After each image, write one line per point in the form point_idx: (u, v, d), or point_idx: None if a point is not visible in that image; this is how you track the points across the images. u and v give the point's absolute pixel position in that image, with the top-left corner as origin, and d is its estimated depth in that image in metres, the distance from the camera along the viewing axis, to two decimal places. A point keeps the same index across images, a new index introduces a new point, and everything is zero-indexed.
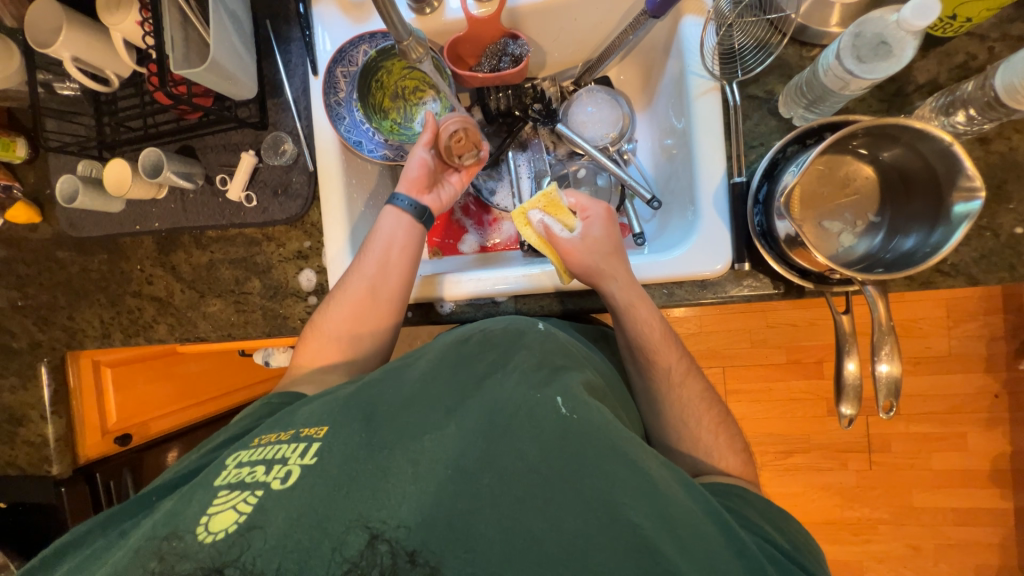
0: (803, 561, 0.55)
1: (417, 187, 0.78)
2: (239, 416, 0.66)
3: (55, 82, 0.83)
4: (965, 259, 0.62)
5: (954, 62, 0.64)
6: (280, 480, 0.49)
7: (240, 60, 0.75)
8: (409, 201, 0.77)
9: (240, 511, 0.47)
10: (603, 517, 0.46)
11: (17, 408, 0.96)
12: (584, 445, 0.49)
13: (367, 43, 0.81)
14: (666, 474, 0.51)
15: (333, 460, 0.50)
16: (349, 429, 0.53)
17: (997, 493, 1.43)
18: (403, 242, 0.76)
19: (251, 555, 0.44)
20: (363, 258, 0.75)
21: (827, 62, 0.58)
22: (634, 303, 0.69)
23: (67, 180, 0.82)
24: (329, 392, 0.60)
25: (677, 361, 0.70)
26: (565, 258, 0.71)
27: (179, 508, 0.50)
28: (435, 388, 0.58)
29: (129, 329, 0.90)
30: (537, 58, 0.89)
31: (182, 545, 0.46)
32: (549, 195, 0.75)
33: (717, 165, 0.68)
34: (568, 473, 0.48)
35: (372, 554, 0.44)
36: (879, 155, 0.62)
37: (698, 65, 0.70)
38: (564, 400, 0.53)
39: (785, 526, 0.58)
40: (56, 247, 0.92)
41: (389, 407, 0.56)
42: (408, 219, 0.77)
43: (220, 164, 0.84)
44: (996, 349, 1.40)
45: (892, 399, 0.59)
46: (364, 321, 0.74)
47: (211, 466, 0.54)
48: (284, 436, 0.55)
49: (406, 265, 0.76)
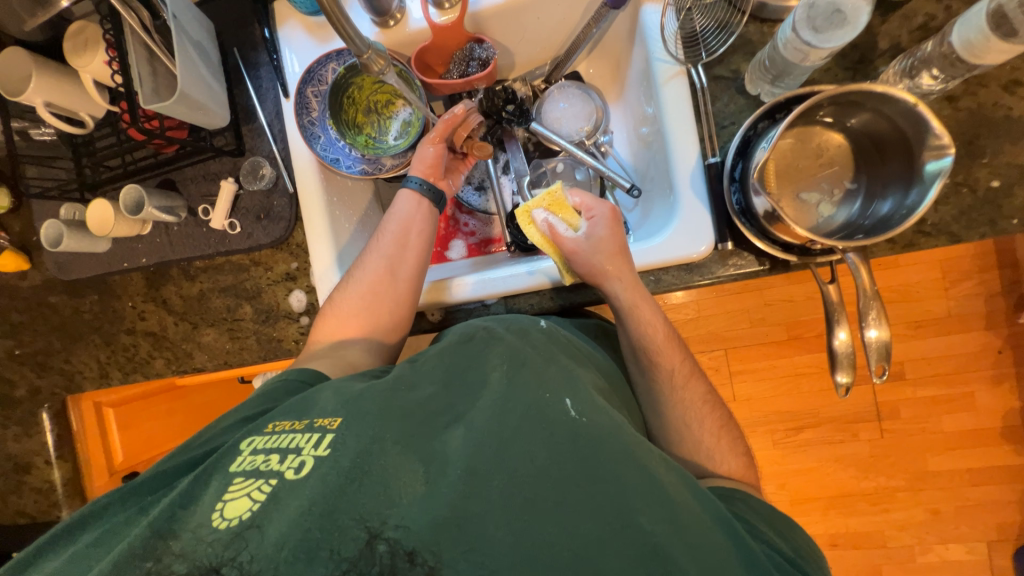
0: (806, 565, 0.55)
1: (429, 174, 0.81)
2: (256, 391, 0.65)
3: (31, 129, 0.84)
4: (945, 217, 0.62)
5: (914, 24, 0.64)
6: (293, 469, 0.50)
7: (210, 89, 0.76)
8: (424, 184, 0.79)
9: (254, 499, 0.48)
10: (615, 522, 0.46)
11: (22, 457, 0.96)
12: (595, 447, 0.50)
13: (335, 61, 0.81)
14: (675, 478, 0.52)
15: (345, 452, 0.50)
16: (364, 421, 0.53)
17: (1011, 450, 1.42)
18: (421, 225, 0.78)
19: (249, 555, 0.44)
20: (380, 241, 0.76)
21: (785, 36, 0.59)
22: (637, 304, 0.70)
23: (51, 224, 0.82)
24: (343, 384, 0.61)
25: (680, 363, 0.70)
26: (570, 257, 0.72)
27: (197, 491, 0.51)
28: (447, 395, 0.58)
29: (126, 367, 0.90)
30: (506, 60, 0.89)
31: (186, 538, 0.47)
32: (555, 194, 0.76)
33: (690, 147, 0.68)
34: (577, 476, 0.48)
35: (371, 553, 0.43)
36: (847, 123, 0.62)
37: (661, 51, 0.70)
38: (573, 403, 0.54)
39: (791, 535, 0.57)
40: (47, 292, 0.93)
41: (401, 405, 0.55)
42: (420, 196, 0.79)
43: (201, 194, 0.85)
44: (995, 306, 1.40)
45: (885, 363, 0.59)
46: (381, 299, 0.73)
47: (227, 449, 0.55)
48: (299, 425, 0.55)
49: (421, 255, 0.77)
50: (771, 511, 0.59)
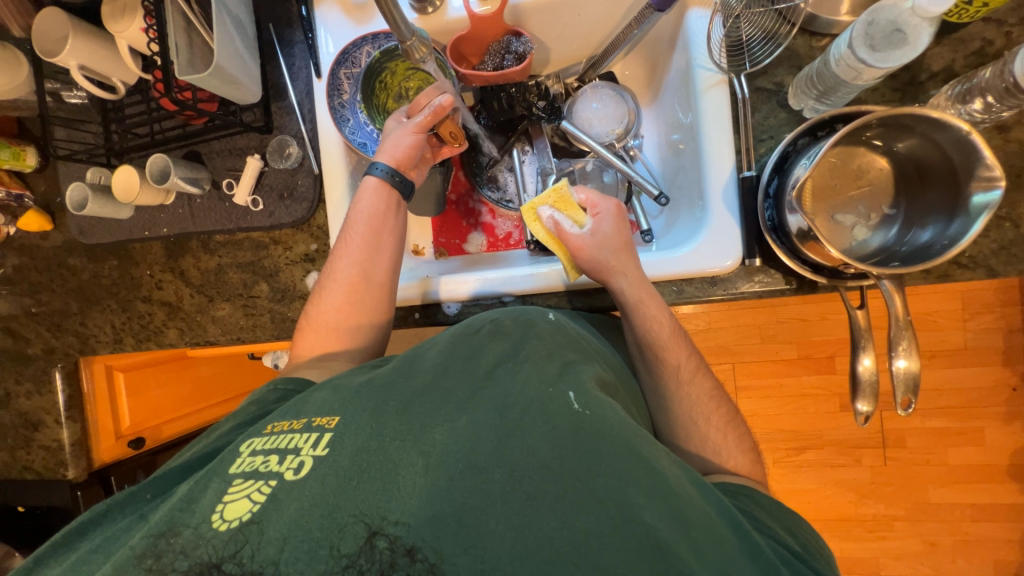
0: (816, 561, 0.53)
1: (398, 162, 0.76)
2: (251, 397, 0.65)
3: (62, 91, 0.85)
4: (984, 251, 0.61)
5: (970, 48, 0.62)
6: (292, 471, 0.48)
7: (244, 65, 0.75)
8: (386, 170, 0.75)
9: (254, 500, 0.47)
10: (616, 517, 0.43)
11: (33, 414, 0.97)
12: (598, 441, 0.47)
13: (371, 44, 0.80)
14: (679, 472, 0.49)
15: (344, 451, 0.49)
16: (360, 418, 0.51)
17: (1017, 488, 1.40)
18: (388, 220, 0.76)
19: (251, 549, 0.44)
20: (348, 243, 0.74)
21: (839, 52, 0.58)
22: (643, 300, 0.68)
23: (77, 187, 0.82)
24: (341, 380, 0.60)
25: (685, 358, 0.69)
26: (574, 253, 0.71)
27: (196, 492, 0.49)
28: (446, 380, 0.56)
29: (140, 334, 0.91)
30: (541, 55, 0.88)
31: (188, 535, 0.46)
32: (560, 190, 0.74)
33: (726, 159, 0.67)
34: (579, 471, 0.45)
35: (372, 550, 0.43)
36: (894, 146, 0.60)
37: (705, 58, 0.69)
38: (575, 396, 0.50)
39: (795, 526, 0.55)
40: (67, 254, 0.93)
41: (402, 394, 0.54)
42: (381, 184, 0.76)
43: (226, 169, 0.85)
44: (1013, 342, 1.37)
45: (912, 395, 0.57)
46: (359, 305, 0.73)
47: (226, 453, 0.53)
48: (296, 424, 0.54)
49: (390, 251, 0.75)
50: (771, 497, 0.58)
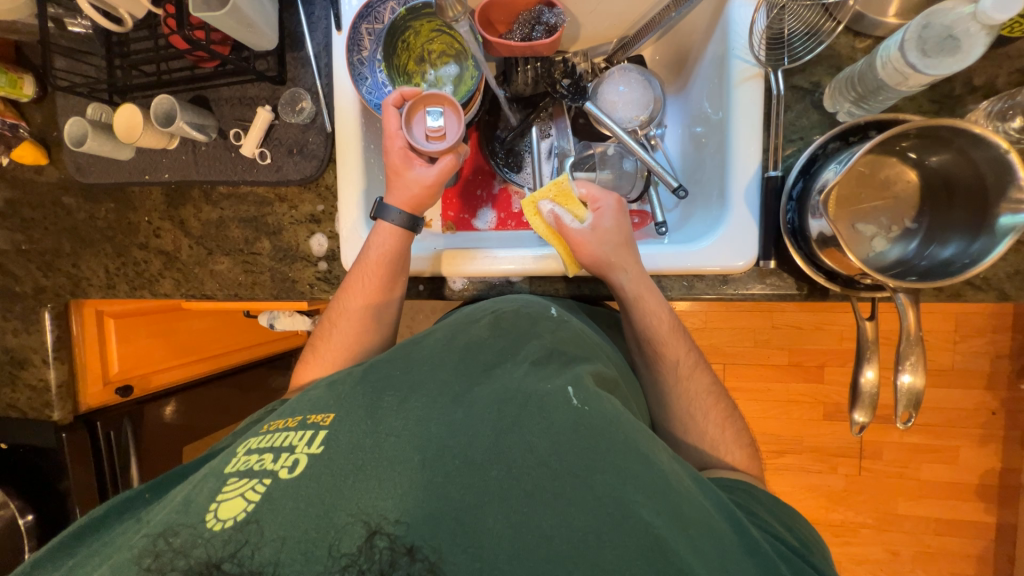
0: (814, 558, 0.52)
1: (410, 205, 0.73)
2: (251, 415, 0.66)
3: (65, 18, 0.79)
4: (999, 274, 0.61)
5: (1015, 66, 0.61)
6: (287, 468, 0.46)
7: (262, 8, 0.72)
8: (401, 214, 0.73)
9: (248, 500, 0.45)
10: (614, 515, 0.42)
11: (19, 352, 0.96)
12: (598, 438, 0.45)
13: (396, 1, 0.77)
14: (680, 471, 0.49)
15: (339, 449, 0.47)
16: (356, 414, 0.50)
17: (982, 507, 1.45)
18: (399, 262, 0.73)
19: (251, 549, 0.42)
20: (358, 281, 0.72)
21: (887, 54, 0.57)
22: (643, 295, 0.68)
23: (75, 123, 0.79)
24: (336, 378, 0.58)
25: (684, 353, 0.69)
26: (575, 250, 0.69)
27: (192, 495, 0.47)
28: (444, 372, 0.54)
29: (134, 281, 0.89)
30: (571, 31, 0.85)
31: (186, 534, 0.44)
32: (561, 184, 0.72)
33: (752, 158, 0.66)
34: (579, 468, 0.44)
35: (371, 550, 0.41)
36: (927, 160, 0.60)
37: (744, 49, 0.67)
38: (575, 391, 0.49)
39: (791, 524, 0.56)
40: (61, 192, 0.90)
41: (398, 388, 0.53)
42: (397, 228, 0.73)
43: (235, 118, 0.82)
44: (999, 368, 1.39)
45: (912, 410, 0.58)
46: (369, 337, 0.74)
47: (223, 455, 0.52)
48: (293, 423, 0.52)
49: (398, 290, 0.74)
50: (773, 500, 0.58)
